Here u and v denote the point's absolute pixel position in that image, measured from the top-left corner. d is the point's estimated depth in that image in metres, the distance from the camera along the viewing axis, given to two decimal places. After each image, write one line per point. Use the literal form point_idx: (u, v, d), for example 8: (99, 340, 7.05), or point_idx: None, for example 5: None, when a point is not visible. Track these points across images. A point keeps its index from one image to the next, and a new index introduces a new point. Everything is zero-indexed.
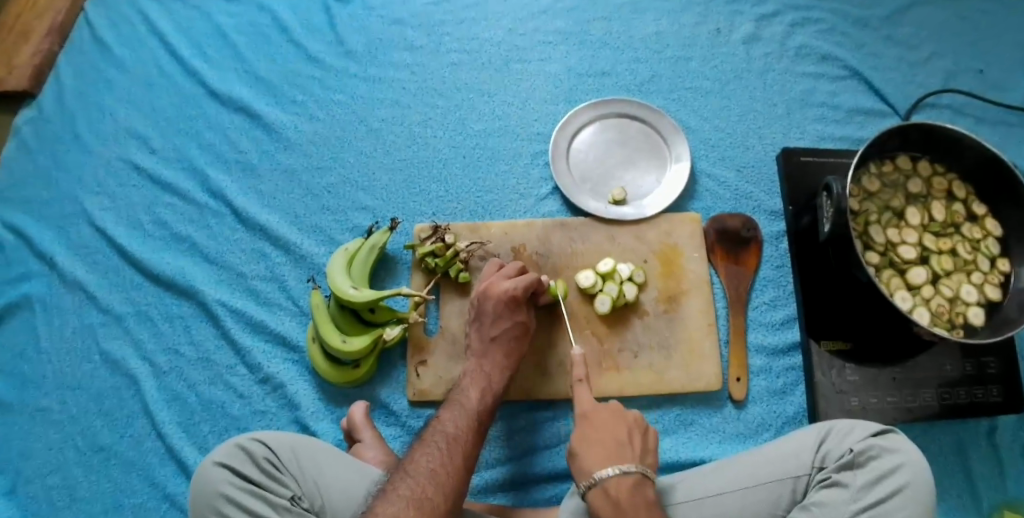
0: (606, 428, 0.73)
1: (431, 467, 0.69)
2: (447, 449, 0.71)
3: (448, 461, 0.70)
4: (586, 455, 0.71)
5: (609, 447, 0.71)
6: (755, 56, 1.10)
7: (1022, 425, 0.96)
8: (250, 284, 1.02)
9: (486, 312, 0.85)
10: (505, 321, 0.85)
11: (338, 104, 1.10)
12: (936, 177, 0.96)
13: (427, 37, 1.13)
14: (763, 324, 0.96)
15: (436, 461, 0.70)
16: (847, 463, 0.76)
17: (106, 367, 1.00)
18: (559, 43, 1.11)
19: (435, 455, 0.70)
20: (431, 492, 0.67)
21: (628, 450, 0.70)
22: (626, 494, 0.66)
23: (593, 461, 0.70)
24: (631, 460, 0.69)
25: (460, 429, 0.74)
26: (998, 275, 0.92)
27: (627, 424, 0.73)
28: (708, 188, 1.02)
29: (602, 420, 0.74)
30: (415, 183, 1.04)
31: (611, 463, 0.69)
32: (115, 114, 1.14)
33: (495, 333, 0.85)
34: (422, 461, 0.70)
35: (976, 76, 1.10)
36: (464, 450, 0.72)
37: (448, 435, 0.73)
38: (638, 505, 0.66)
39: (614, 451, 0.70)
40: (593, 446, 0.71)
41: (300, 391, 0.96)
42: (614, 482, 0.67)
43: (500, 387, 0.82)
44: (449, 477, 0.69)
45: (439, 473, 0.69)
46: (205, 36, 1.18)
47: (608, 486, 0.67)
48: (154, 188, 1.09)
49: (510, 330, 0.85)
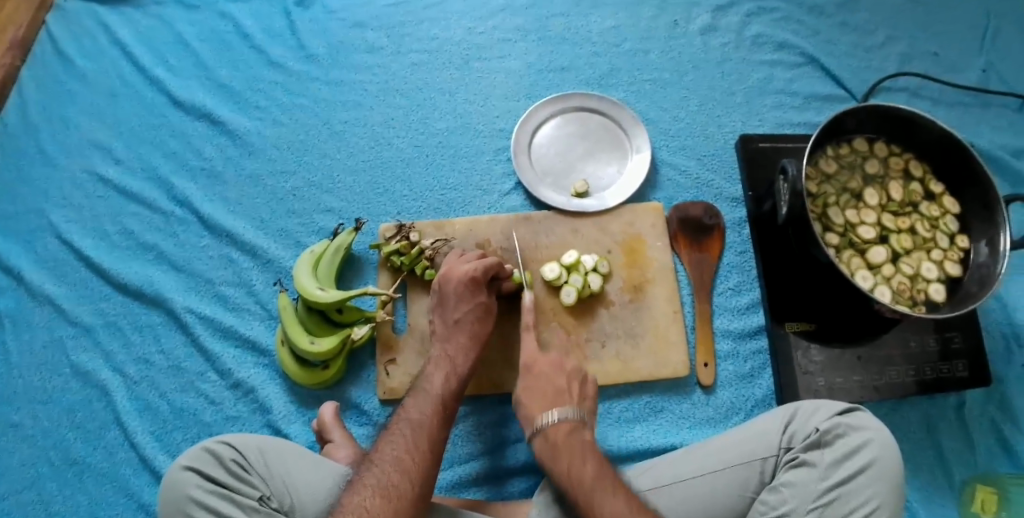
0: (546, 378, 0.79)
1: (396, 455, 0.70)
2: (411, 436, 0.72)
3: (412, 447, 0.71)
4: (529, 405, 0.77)
5: (548, 395, 0.77)
6: (712, 46, 1.12)
7: (990, 399, 0.97)
8: (218, 290, 1.02)
9: (448, 295, 0.86)
10: (466, 304, 0.85)
11: (301, 108, 1.10)
12: (893, 157, 0.97)
13: (387, 38, 1.14)
14: (729, 310, 0.96)
15: (401, 448, 0.70)
16: (814, 442, 0.77)
17: (77, 379, 1.00)
18: (519, 40, 1.12)
19: (399, 443, 0.71)
20: (397, 480, 0.68)
21: (566, 396, 0.77)
22: (563, 434, 0.72)
23: (535, 411, 0.76)
24: (569, 405, 0.76)
25: (426, 414, 0.74)
26: (958, 251, 0.93)
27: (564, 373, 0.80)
28: (670, 177, 1.03)
29: (542, 373, 0.80)
30: (379, 183, 1.04)
31: (551, 409, 0.75)
32: (80, 127, 1.15)
33: (457, 316, 0.85)
34: (388, 449, 0.70)
35: (931, 59, 1.12)
36: (429, 434, 0.72)
37: (412, 422, 0.73)
38: (576, 443, 0.72)
39: (556, 397, 0.77)
40: (535, 395, 0.78)
41: (272, 394, 0.96)
42: (553, 427, 0.73)
43: (465, 369, 0.81)
44: (414, 463, 0.69)
45: (405, 460, 0.69)
46: (167, 45, 1.19)
47: (549, 432, 0.73)
48: (121, 198, 1.10)
49: (472, 312, 0.85)
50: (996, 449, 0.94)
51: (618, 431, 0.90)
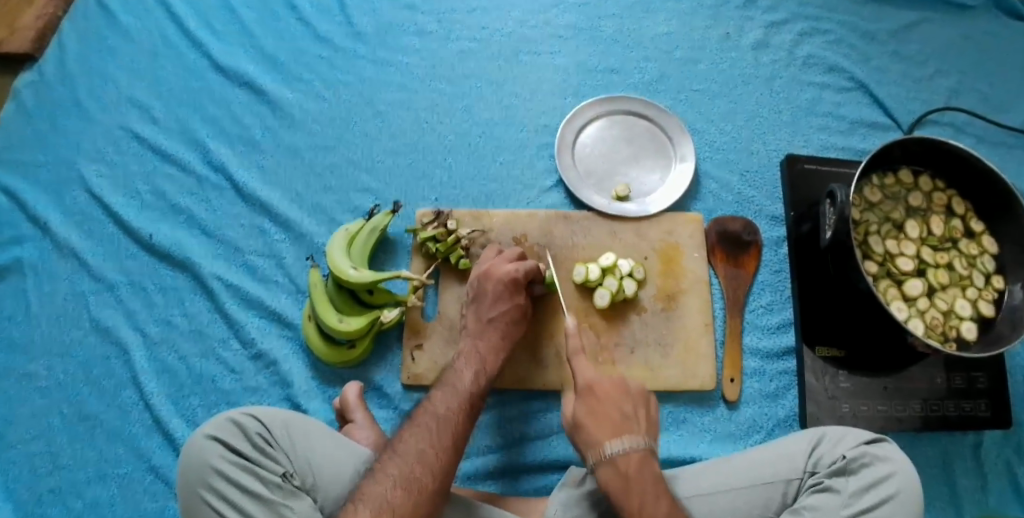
0: (611, 402, 0.75)
1: (419, 449, 0.69)
2: (435, 430, 0.71)
3: (436, 442, 0.70)
4: (594, 429, 0.73)
5: (615, 421, 0.74)
6: (762, 62, 1.11)
7: (1006, 441, 0.97)
8: (247, 260, 1.01)
9: (486, 293, 0.85)
10: (503, 304, 0.85)
11: (345, 85, 1.09)
12: (936, 192, 0.97)
13: (438, 23, 1.13)
14: (758, 328, 0.96)
15: (425, 442, 0.69)
16: (839, 469, 0.77)
17: (95, 335, 0.99)
18: (570, 37, 1.11)
19: (424, 436, 0.70)
20: (419, 473, 0.67)
21: (634, 423, 0.74)
22: (631, 470, 0.70)
23: (604, 436, 0.72)
24: (638, 433, 0.73)
25: (452, 410, 0.73)
26: (993, 291, 0.93)
27: (623, 400, 0.76)
28: (711, 190, 1.03)
29: (602, 400, 0.76)
30: (419, 168, 1.03)
31: (619, 436, 0.72)
32: (118, 81, 1.13)
33: (493, 315, 0.84)
34: (410, 440, 0.70)
35: (978, 96, 1.12)
36: (454, 430, 0.71)
37: (438, 417, 0.72)
38: (647, 477, 0.70)
39: (622, 423, 0.74)
40: (600, 420, 0.74)
41: (293, 369, 0.95)
42: (624, 458, 0.70)
43: (494, 371, 0.81)
44: (437, 458, 0.69)
45: (428, 454, 0.68)
46: (214, 9, 1.18)
47: (619, 461, 0.70)
48: (156, 157, 1.09)
49: (508, 313, 0.85)
50: (1009, 491, 0.95)
51: None
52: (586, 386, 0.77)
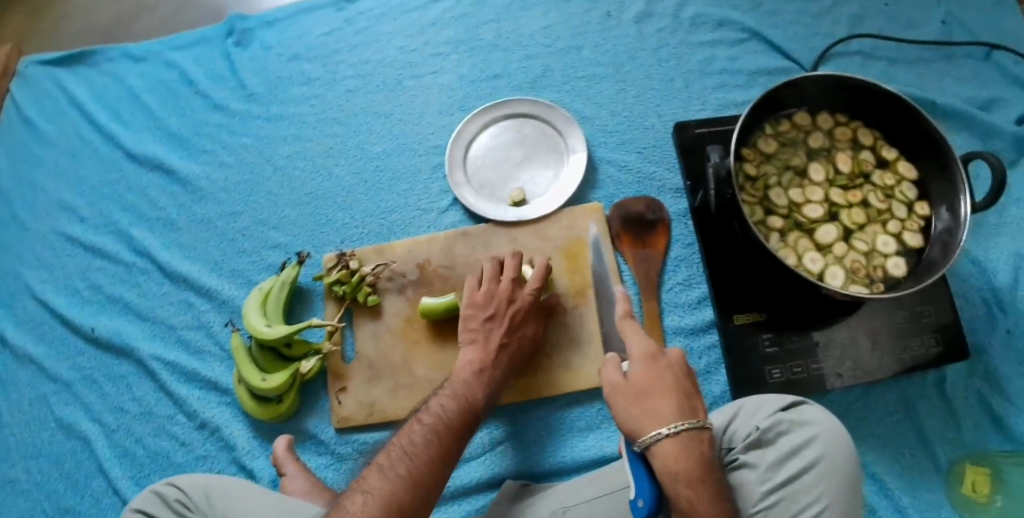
0: (666, 378, 0.69)
1: (403, 464, 0.65)
2: (422, 447, 0.68)
3: (421, 459, 0.66)
4: (651, 409, 0.67)
5: (682, 396, 0.68)
6: (647, 33, 1.08)
7: (972, 371, 0.91)
8: (180, 335, 1.05)
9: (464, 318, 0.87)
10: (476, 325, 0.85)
11: (245, 148, 1.12)
12: (839, 127, 0.92)
13: (323, 68, 1.14)
14: (679, 305, 0.93)
15: (410, 457, 0.66)
16: (754, 442, 0.74)
17: (62, 432, 1.06)
18: (450, 53, 1.11)
19: (409, 451, 0.67)
20: (400, 488, 0.63)
21: (698, 405, 0.68)
22: (688, 462, 0.63)
23: (671, 412, 0.66)
24: (703, 415, 0.67)
25: (440, 427, 0.71)
26: (918, 220, 0.86)
27: (674, 373, 0.70)
28: (609, 174, 1.00)
29: (661, 369, 0.70)
30: (321, 214, 1.05)
31: (679, 416, 0.66)
32: (47, 189, 1.19)
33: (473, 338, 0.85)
34: (414, 439, 0.68)
35: (885, 16, 1.06)
36: (441, 445, 0.69)
37: (424, 433, 0.69)
38: (703, 460, 0.64)
39: (686, 402, 0.68)
40: (662, 398, 0.67)
41: (236, 431, 0.99)
42: (697, 435, 0.65)
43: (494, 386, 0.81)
44: (420, 472, 0.65)
45: (410, 469, 0.65)
46: (120, 100, 1.22)
47: (691, 440, 0.65)
48: (88, 254, 1.14)
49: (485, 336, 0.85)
50: (984, 425, 0.89)
51: (571, 440, 0.90)
52: (646, 357, 0.71)
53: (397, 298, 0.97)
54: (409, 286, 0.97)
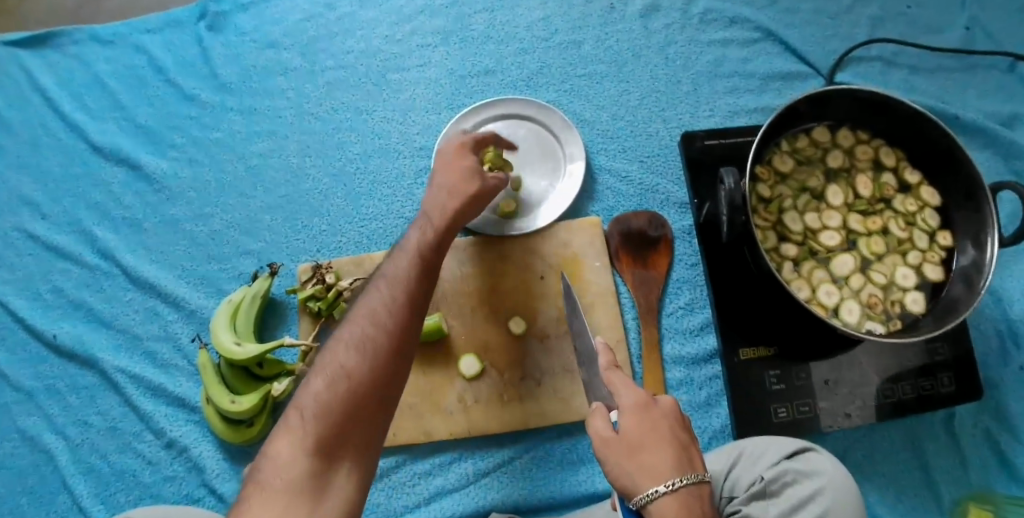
0: (663, 426, 0.64)
1: (372, 308, 0.63)
2: (388, 286, 0.65)
3: (389, 298, 0.64)
4: (646, 464, 0.61)
5: (676, 447, 0.63)
6: (654, 29, 0.99)
7: (982, 409, 0.85)
8: (146, 346, 0.98)
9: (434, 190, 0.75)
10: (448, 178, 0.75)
11: (216, 143, 1.04)
12: (860, 145, 0.83)
13: (301, 57, 1.05)
14: (679, 333, 0.86)
15: (379, 301, 0.64)
16: (758, 493, 0.68)
17: (24, 444, 1.00)
18: (438, 44, 1.02)
19: (377, 296, 0.64)
20: (373, 333, 0.62)
21: (693, 455, 0.63)
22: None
23: (666, 465, 0.61)
24: (697, 467, 0.62)
25: (408, 267, 0.67)
26: (939, 251, 0.79)
27: (669, 424, 0.64)
28: (608, 185, 0.92)
29: (656, 419, 0.64)
30: (297, 219, 0.98)
31: (675, 471, 0.60)
32: (5, 182, 1.11)
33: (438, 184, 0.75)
34: (365, 305, 0.64)
35: (907, 19, 0.96)
36: (408, 284, 0.65)
37: (391, 276, 0.66)
38: (702, 517, 0.59)
39: (682, 455, 0.62)
40: (656, 449, 0.62)
41: (205, 452, 0.93)
42: (694, 490, 0.60)
43: (445, 222, 0.71)
44: (389, 314, 0.63)
45: (379, 312, 0.63)
46: (84, 87, 1.13)
47: (688, 496, 0.59)
48: (50, 255, 1.06)
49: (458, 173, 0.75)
50: (994, 466, 0.83)
51: (562, 474, 0.84)
52: (639, 406, 0.64)
53: None
54: None
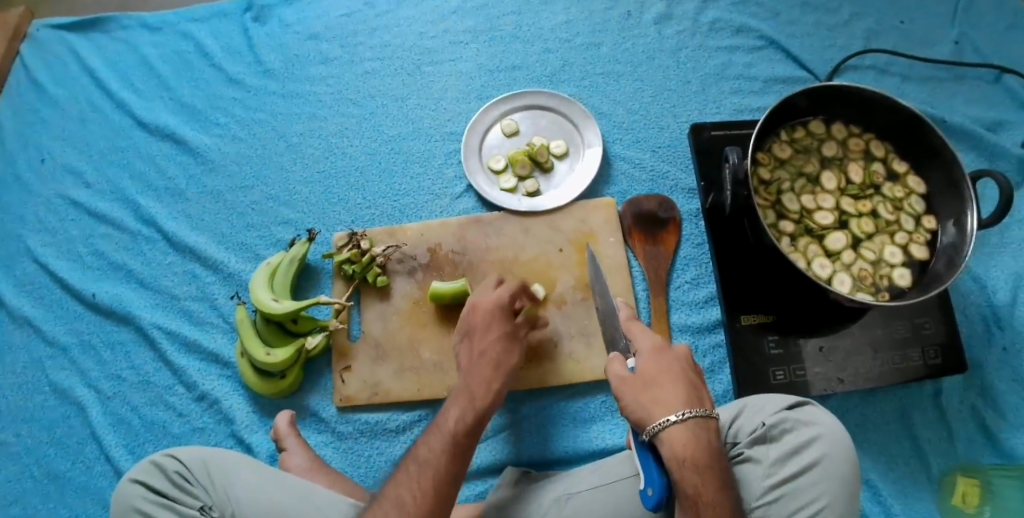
0: (675, 367, 0.69)
1: (398, 495, 0.68)
2: (415, 474, 0.69)
3: (415, 488, 0.68)
4: (661, 399, 0.67)
5: (687, 385, 0.68)
6: (667, 35, 1.09)
7: (968, 385, 0.93)
8: (182, 306, 1.04)
9: (474, 325, 0.82)
10: (492, 331, 0.81)
11: (259, 122, 1.12)
12: (852, 138, 0.93)
13: (340, 48, 1.14)
14: (686, 304, 0.94)
15: (403, 488, 0.68)
16: (760, 437, 0.75)
17: (55, 397, 1.04)
18: (470, 41, 1.12)
19: (404, 481, 0.69)
20: None
21: (703, 394, 0.69)
22: (695, 449, 0.64)
23: (678, 400, 0.66)
24: (706, 403, 0.68)
25: (434, 453, 0.70)
26: (924, 233, 0.88)
27: (680, 366, 0.70)
28: (623, 171, 1.01)
29: (669, 362, 0.70)
30: (333, 192, 1.05)
31: (685, 406, 0.66)
32: (53, 152, 1.17)
33: (483, 347, 0.79)
34: (398, 488, 0.68)
35: (898, 32, 1.07)
36: (435, 474, 0.68)
37: (420, 461, 0.70)
38: (710, 448, 0.65)
39: (693, 392, 0.68)
40: (669, 386, 0.67)
41: (235, 405, 0.99)
42: (702, 423, 0.65)
43: (486, 405, 0.74)
44: (416, 505, 0.66)
45: (406, 504, 0.67)
46: (133, 68, 1.21)
47: (697, 428, 0.65)
48: (93, 220, 1.13)
49: (496, 342, 0.80)
50: (976, 437, 0.91)
51: (575, 431, 0.90)
52: (655, 351, 0.70)
53: (406, 280, 0.97)
54: (418, 269, 0.97)
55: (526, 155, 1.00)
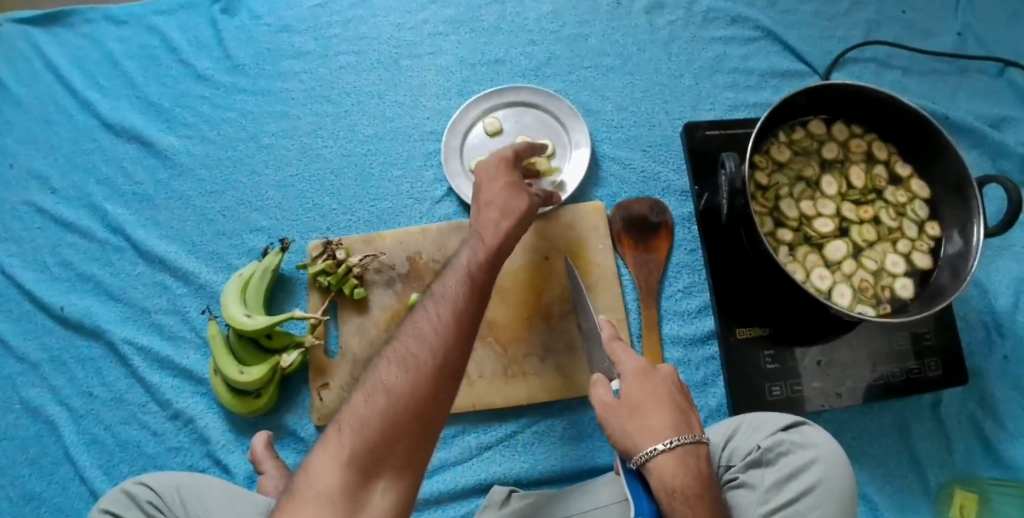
0: (662, 388, 0.67)
1: (396, 382, 0.57)
2: (416, 358, 0.58)
3: (415, 381, 0.57)
4: (648, 424, 0.64)
5: (674, 408, 0.65)
6: (658, 25, 1.03)
7: (970, 395, 0.89)
8: (153, 319, 1.00)
9: (480, 186, 0.74)
10: (493, 191, 0.73)
11: (229, 122, 1.06)
12: (854, 139, 0.88)
13: (314, 41, 1.08)
14: (678, 314, 0.90)
15: (405, 377, 0.57)
16: (755, 461, 0.72)
17: (25, 415, 1.00)
18: (450, 33, 1.05)
19: (403, 377, 0.57)
20: (393, 410, 0.56)
21: (691, 419, 0.66)
22: (685, 477, 0.61)
23: (665, 427, 0.63)
24: (695, 429, 0.65)
25: (441, 329, 0.59)
26: (928, 240, 0.83)
27: (667, 389, 0.67)
28: (613, 173, 0.96)
29: (657, 385, 0.67)
30: (308, 197, 1.00)
31: (676, 431, 0.63)
32: (15, 156, 1.11)
33: (487, 195, 0.72)
34: (393, 374, 0.57)
35: (902, 20, 1.01)
36: (457, 306, 0.61)
37: (421, 333, 0.59)
38: (700, 475, 0.62)
39: (681, 417, 0.65)
40: (657, 410, 0.65)
41: (210, 423, 0.95)
42: (690, 450, 0.63)
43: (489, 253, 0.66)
44: (415, 392, 0.56)
45: (407, 393, 0.56)
46: (97, 65, 1.14)
47: (685, 455, 0.62)
48: (59, 228, 1.07)
49: (500, 191, 0.72)
50: (977, 450, 0.87)
51: (562, 449, 0.87)
52: (638, 374, 0.67)
53: (385, 292, 0.92)
54: (398, 280, 0.93)
55: None
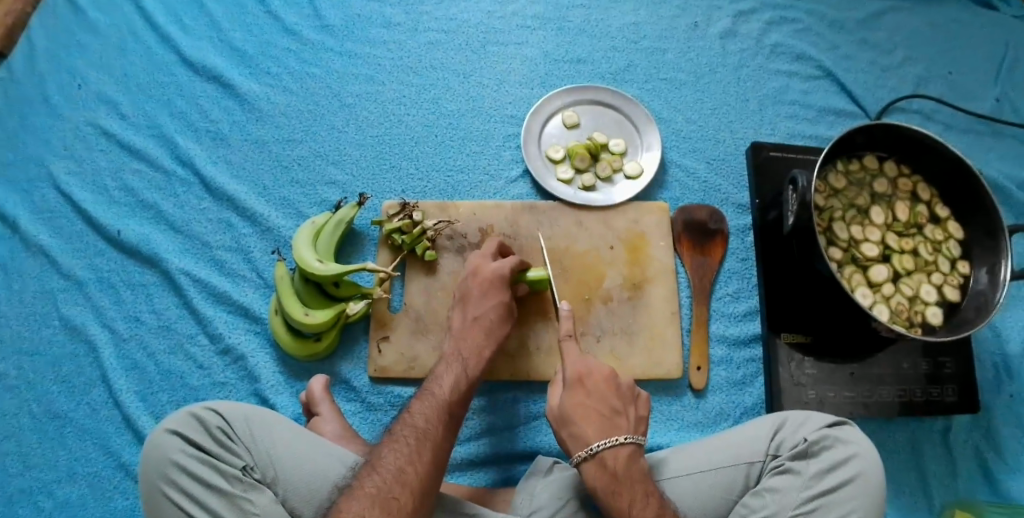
0: (598, 397, 0.76)
1: (399, 466, 0.67)
2: (414, 445, 0.69)
3: (415, 458, 0.69)
4: (581, 427, 0.74)
5: (602, 417, 0.75)
6: (730, 51, 1.11)
7: (976, 426, 0.98)
8: (214, 254, 1.01)
9: (471, 291, 0.86)
10: (491, 298, 0.85)
11: (313, 78, 1.09)
12: (902, 178, 0.96)
13: (405, 14, 1.13)
14: (726, 316, 0.96)
15: (403, 458, 0.68)
16: (801, 452, 0.77)
17: (65, 333, 0.98)
18: (537, 28, 1.11)
19: (402, 452, 0.69)
20: (397, 492, 0.66)
21: (622, 419, 0.75)
22: (601, 476, 0.71)
23: (592, 432, 0.73)
24: (626, 430, 0.74)
25: (431, 422, 0.72)
26: (958, 276, 0.92)
27: (601, 397, 0.76)
28: (677, 178, 1.03)
29: (592, 392, 0.77)
30: (386, 159, 1.04)
31: (606, 434, 0.73)
32: (87, 79, 1.12)
33: (478, 311, 0.84)
34: (390, 458, 0.68)
35: (946, 82, 1.11)
36: (441, 417, 0.73)
37: (417, 430, 0.71)
38: (632, 475, 0.71)
39: (612, 420, 0.75)
40: (585, 416, 0.75)
41: (261, 363, 0.96)
42: (610, 453, 0.72)
43: (475, 370, 0.80)
44: (416, 474, 0.67)
45: (406, 472, 0.67)
46: (182, 5, 1.16)
47: (606, 458, 0.72)
48: (124, 154, 1.08)
49: (495, 307, 0.85)
50: (978, 477, 0.95)
51: None
52: (574, 383, 0.77)
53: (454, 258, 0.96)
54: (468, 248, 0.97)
55: (586, 149, 1.01)
